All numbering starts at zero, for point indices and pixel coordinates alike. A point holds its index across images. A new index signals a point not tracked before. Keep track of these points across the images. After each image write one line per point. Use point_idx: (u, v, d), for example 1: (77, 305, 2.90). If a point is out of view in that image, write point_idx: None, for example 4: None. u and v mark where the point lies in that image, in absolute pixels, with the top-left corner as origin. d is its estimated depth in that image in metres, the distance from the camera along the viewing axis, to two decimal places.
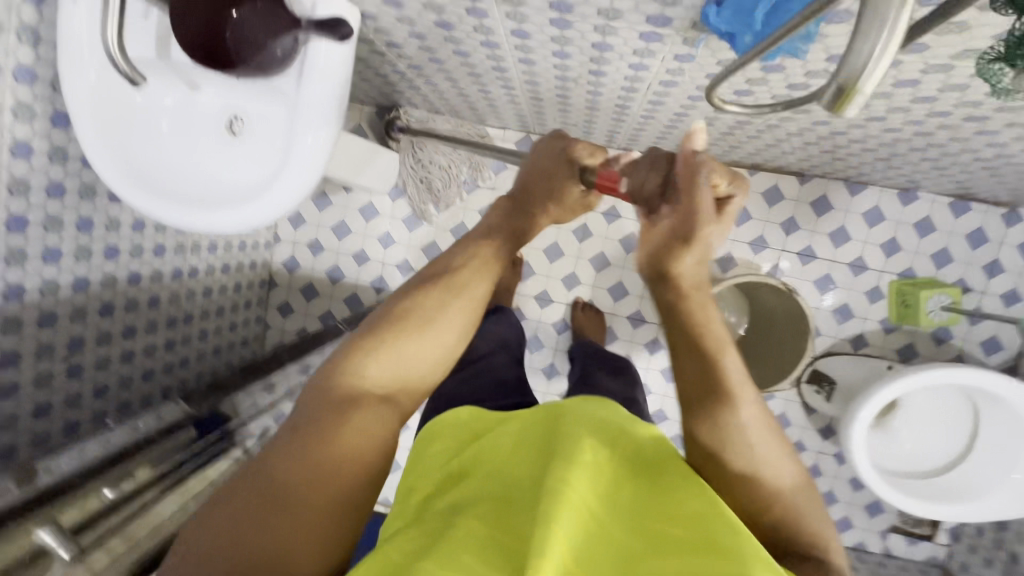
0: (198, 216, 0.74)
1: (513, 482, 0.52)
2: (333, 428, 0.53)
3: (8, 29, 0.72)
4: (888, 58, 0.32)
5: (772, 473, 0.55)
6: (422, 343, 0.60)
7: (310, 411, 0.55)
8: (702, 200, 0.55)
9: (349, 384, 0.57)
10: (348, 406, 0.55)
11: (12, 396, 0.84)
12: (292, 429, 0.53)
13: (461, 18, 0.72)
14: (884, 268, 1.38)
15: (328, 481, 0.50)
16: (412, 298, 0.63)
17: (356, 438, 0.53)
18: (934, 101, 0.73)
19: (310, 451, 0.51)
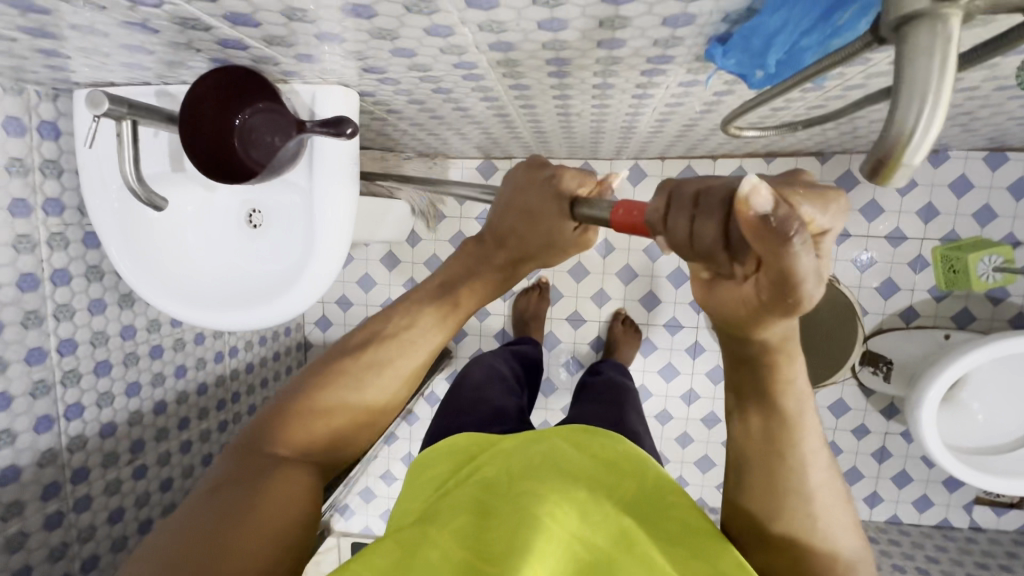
0: (228, 317, 0.75)
1: (492, 494, 0.53)
2: (262, 481, 0.52)
3: (32, 167, 0.75)
4: (938, 126, 0.27)
5: (827, 536, 0.47)
6: (351, 407, 0.60)
7: (234, 466, 0.53)
8: (804, 257, 0.32)
9: (274, 445, 0.56)
10: (274, 464, 0.54)
11: (87, 508, 0.87)
12: (218, 484, 0.52)
13: (457, 83, 0.71)
14: (925, 235, 1.32)
15: (267, 522, 0.49)
16: (336, 357, 0.61)
17: (286, 490, 0.52)
18: (962, 79, 0.69)
19: (242, 496, 0.50)
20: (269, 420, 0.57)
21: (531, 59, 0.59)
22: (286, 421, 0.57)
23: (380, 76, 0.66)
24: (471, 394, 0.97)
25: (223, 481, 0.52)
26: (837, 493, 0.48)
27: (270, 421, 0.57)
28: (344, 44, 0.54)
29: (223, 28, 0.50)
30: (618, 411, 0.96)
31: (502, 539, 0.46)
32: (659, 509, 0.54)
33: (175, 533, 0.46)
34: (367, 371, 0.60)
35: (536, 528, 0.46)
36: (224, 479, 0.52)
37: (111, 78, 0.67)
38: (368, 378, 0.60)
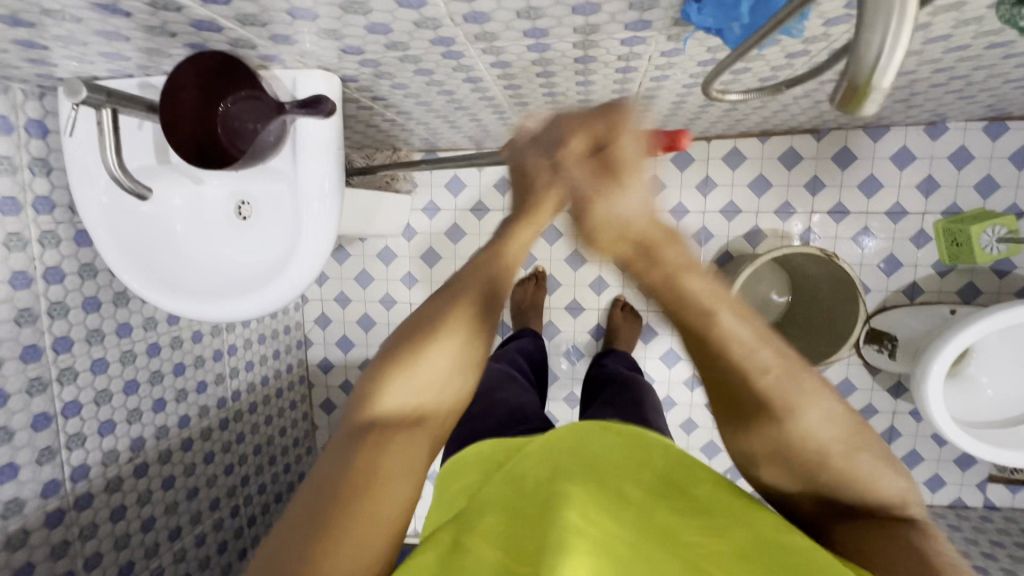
0: (217, 306, 0.74)
1: (529, 492, 0.52)
2: (376, 457, 0.49)
3: (21, 165, 0.76)
4: (904, 43, 0.27)
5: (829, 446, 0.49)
6: (455, 359, 0.55)
7: (344, 439, 0.50)
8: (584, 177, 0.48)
9: (382, 407, 0.52)
10: (387, 432, 0.51)
11: (89, 506, 0.87)
12: (325, 464, 0.49)
13: (438, 64, 0.71)
14: (925, 210, 1.30)
15: (381, 512, 0.47)
16: (435, 306, 0.57)
17: (401, 462, 0.50)
18: (950, 38, 0.67)
19: (355, 478, 0.47)
20: (374, 382, 0.53)
21: (508, 31, 0.59)
22: (388, 378, 0.53)
23: (359, 58, 0.66)
24: (488, 396, 0.96)
25: (332, 461, 0.49)
26: (831, 406, 0.49)
27: (371, 383, 0.53)
28: (318, 21, 0.54)
29: (195, 7, 0.50)
30: (630, 405, 0.94)
31: (532, 541, 0.45)
32: (683, 493, 0.54)
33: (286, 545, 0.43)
34: (468, 317, 0.56)
35: (566, 527, 0.44)
36: (326, 461, 0.49)
37: (94, 71, 0.67)
38: (464, 318, 0.55)
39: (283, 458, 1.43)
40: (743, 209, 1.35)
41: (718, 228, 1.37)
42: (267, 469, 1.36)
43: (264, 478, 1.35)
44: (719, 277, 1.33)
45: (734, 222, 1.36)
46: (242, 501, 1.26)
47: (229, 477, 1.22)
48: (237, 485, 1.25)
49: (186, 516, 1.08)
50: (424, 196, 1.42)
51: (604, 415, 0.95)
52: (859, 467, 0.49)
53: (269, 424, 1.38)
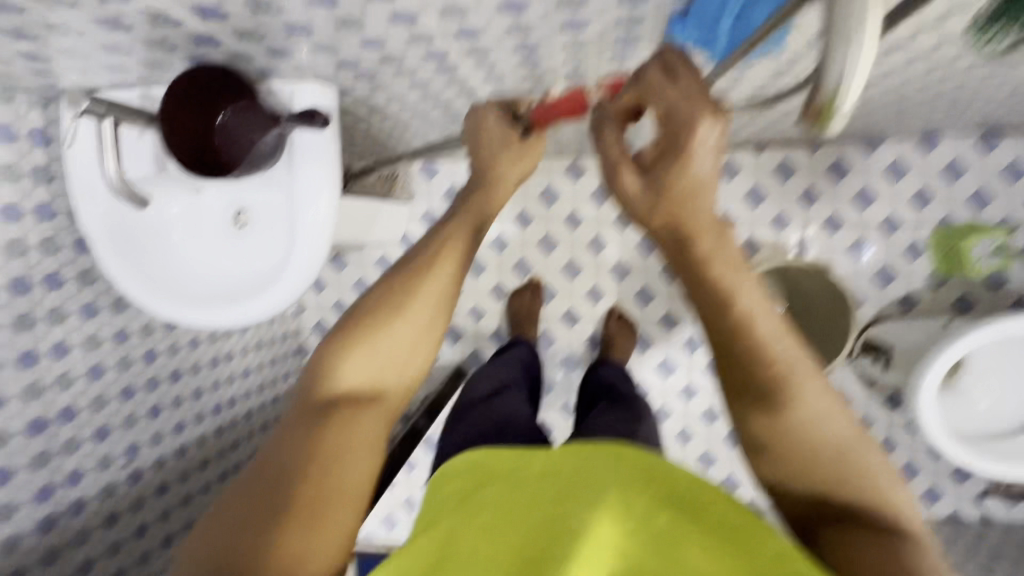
0: (208, 311, 0.75)
1: (539, 506, 0.47)
2: (329, 431, 0.51)
3: (23, 173, 0.77)
4: (863, 71, 0.28)
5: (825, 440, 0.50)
6: (407, 337, 0.58)
7: (301, 412, 0.53)
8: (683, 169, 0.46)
9: (339, 380, 0.55)
10: (340, 406, 0.54)
11: (82, 511, 0.88)
12: (283, 436, 0.52)
13: (433, 77, 0.72)
14: (919, 222, 1.31)
15: (333, 485, 0.49)
16: (387, 285, 0.60)
17: (359, 436, 0.52)
18: (934, 56, 0.68)
19: (307, 452, 0.50)
20: (328, 358, 0.56)
21: (500, 46, 0.60)
22: (343, 354, 0.56)
23: (355, 71, 0.68)
24: (481, 406, 0.96)
25: (287, 435, 0.51)
26: (828, 401, 0.50)
27: (331, 358, 0.56)
28: (314, 36, 0.56)
29: (194, 23, 0.51)
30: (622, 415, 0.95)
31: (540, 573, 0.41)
32: (701, 499, 0.49)
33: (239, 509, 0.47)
34: (421, 296, 0.59)
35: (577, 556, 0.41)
36: (285, 432, 0.52)
37: (97, 82, 0.69)
38: (417, 298, 0.59)
39: None
40: (738, 220, 1.36)
41: None
42: None
43: None
44: None
45: None
46: None
47: (223, 484, 1.22)
48: None
49: (178, 522, 1.08)
50: (422, 206, 1.43)
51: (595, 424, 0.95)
52: (852, 469, 0.49)
53: (264, 431, 1.38)
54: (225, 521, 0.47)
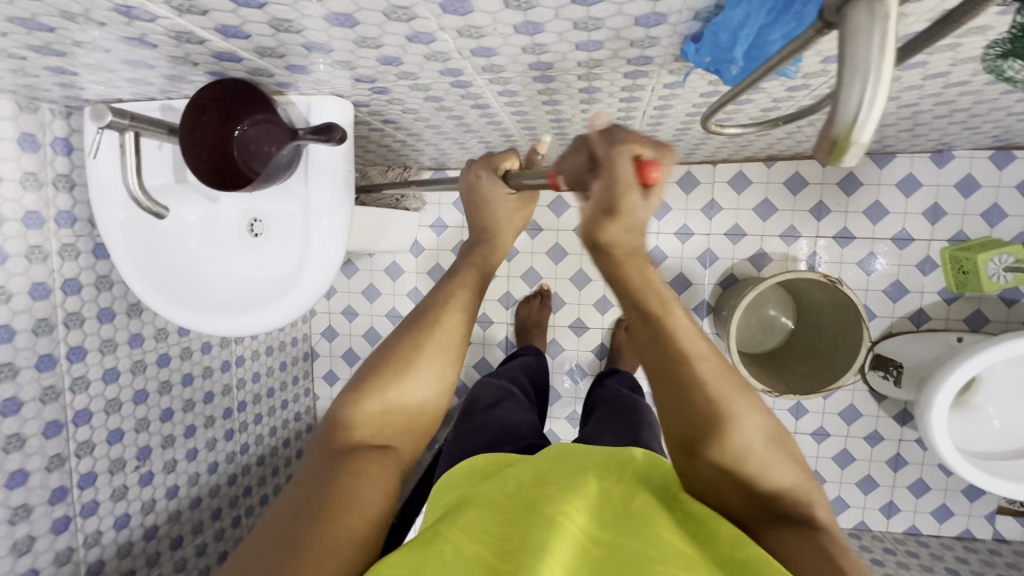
0: (215, 320, 0.75)
1: (523, 511, 0.51)
2: (347, 474, 0.52)
3: (45, 181, 0.79)
4: (881, 103, 0.28)
5: (758, 454, 0.50)
6: (418, 390, 0.59)
7: (316, 464, 0.54)
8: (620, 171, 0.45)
9: (352, 432, 0.56)
10: (355, 451, 0.54)
11: (94, 513, 0.89)
12: (299, 487, 0.52)
13: (447, 91, 0.73)
14: (932, 236, 1.30)
15: (349, 525, 0.48)
16: (393, 344, 0.60)
17: (371, 485, 0.52)
18: (948, 74, 0.68)
19: (328, 495, 0.50)
20: (342, 411, 0.57)
21: (514, 64, 0.61)
22: (358, 406, 0.57)
23: (371, 85, 0.69)
24: (488, 413, 0.97)
25: (304, 483, 0.51)
26: (759, 410, 0.51)
27: (343, 409, 0.57)
28: (332, 53, 0.57)
29: (216, 41, 0.53)
30: (627, 425, 0.96)
31: (513, 539, 0.47)
32: (673, 502, 0.54)
33: (254, 549, 0.45)
34: (431, 348, 0.60)
35: (553, 527, 0.47)
36: (301, 482, 0.52)
37: (119, 94, 0.70)
38: (426, 350, 0.59)
39: (286, 468, 1.45)
40: (748, 232, 1.36)
41: (723, 251, 1.38)
42: (269, 480, 1.37)
43: (267, 488, 1.36)
44: (722, 300, 1.34)
45: (739, 245, 1.37)
46: (244, 512, 1.27)
47: (232, 487, 1.23)
48: (240, 496, 1.26)
49: (188, 525, 1.09)
50: (433, 213, 1.44)
51: (600, 432, 0.96)
52: (780, 469, 0.50)
53: (272, 435, 1.39)
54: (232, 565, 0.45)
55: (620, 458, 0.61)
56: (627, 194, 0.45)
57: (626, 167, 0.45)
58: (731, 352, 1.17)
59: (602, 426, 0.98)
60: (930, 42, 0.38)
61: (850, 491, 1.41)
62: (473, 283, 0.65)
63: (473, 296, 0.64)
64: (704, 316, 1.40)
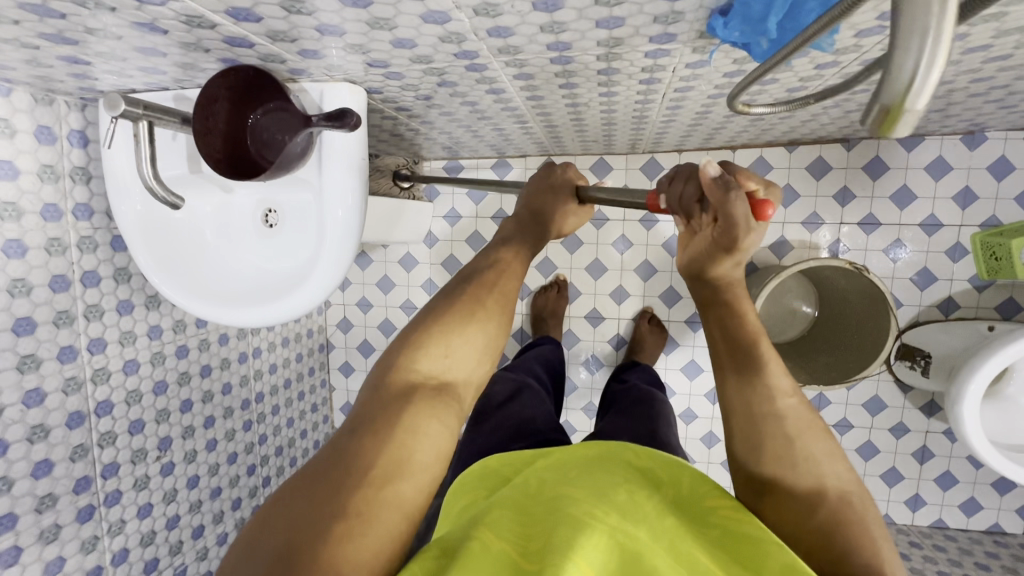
0: (219, 310, 0.75)
1: (548, 513, 0.51)
2: (398, 424, 0.51)
3: (62, 174, 0.79)
4: (940, 63, 0.26)
5: (823, 481, 0.52)
6: (477, 345, 0.59)
7: (370, 401, 0.53)
8: (740, 209, 0.48)
9: (416, 369, 0.55)
10: (411, 398, 0.53)
11: (117, 503, 0.90)
12: (349, 434, 0.50)
13: (461, 75, 0.71)
14: (963, 221, 1.25)
15: (395, 487, 0.47)
16: (455, 298, 0.61)
17: (423, 438, 0.51)
18: (989, 48, 0.65)
19: (375, 449, 0.49)
20: (399, 358, 0.56)
21: (532, 44, 0.59)
22: (417, 356, 0.56)
23: (384, 71, 0.67)
24: (506, 406, 0.95)
25: (349, 432, 0.51)
26: (832, 452, 0.53)
27: (403, 354, 0.56)
28: (345, 36, 0.55)
29: (227, 25, 0.52)
30: (647, 420, 0.94)
31: (541, 537, 0.47)
32: (700, 521, 0.53)
33: (291, 501, 0.46)
34: (493, 305, 0.61)
35: (581, 528, 0.47)
36: (354, 425, 0.51)
37: (132, 84, 0.70)
38: (489, 304, 0.60)
39: (304, 459, 1.46)
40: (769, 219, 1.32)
41: None
42: (287, 471, 1.39)
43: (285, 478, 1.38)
44: None
45: None
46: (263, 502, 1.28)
47: (251, 478, 1.24)
48: (259, 486, 1.27)
49: (208, 514, 1.11)
50: (446, 203, 1.43)
51: (620, 425, 0.95)
52: (856, 518, 0.50)
53: (290, 426, 1.40)
54: (276, 513, 0.45)
55: (668, 470, 0.60)
56: (746, 231, 0.49)
57: (741, 204, 0.48)
58: None
59: (622, 419, 0.97)
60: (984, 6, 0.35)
61: (874, 484, 1.38)
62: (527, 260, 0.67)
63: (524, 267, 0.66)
64: None
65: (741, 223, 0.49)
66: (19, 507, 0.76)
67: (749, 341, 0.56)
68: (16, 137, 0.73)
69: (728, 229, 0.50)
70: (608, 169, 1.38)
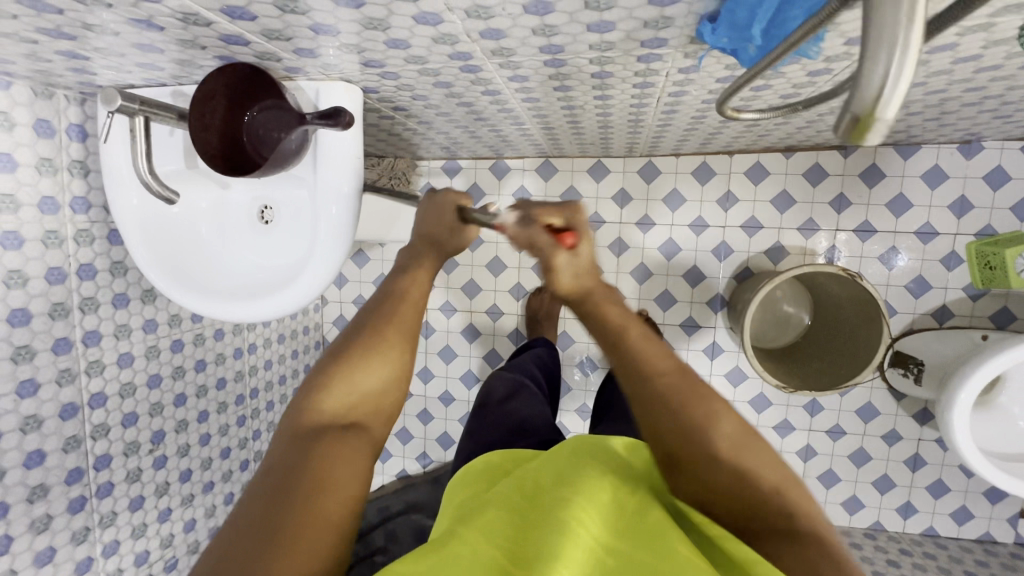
0: (205, 302, 0.76)
1: (536, 519, 0.51)
2: (313, 457, 0.52)
3: (60, 167, 0.80)
4: (908, 74, 0.27)
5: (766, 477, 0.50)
6: (383, 372, 0.60)
7: (284, 451, 0.53)
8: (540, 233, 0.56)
9: (325, 407, 0.56)
10: (322, 432, 0.54)
11: (109, 495, 0.91)
12: (272, 473, 0.51)
13: (456, 77, 0.72)
14: (958, 230, 1.25)
15: (321, 511, 0.48)
16: (359, 327, 0.61)
17: (337, 467, 0.52)
18: (980, 58, 0.65)
19: (299, 482, 0.50)
20: (309, 395, 0.56)
21: (524, 47, 0.59)
22: (325, 389, 0.57)
23: (380, 71, 0.68)
24: (499, 407, 0.96)
25: (275, 468, 0.51)
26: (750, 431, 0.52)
27: (310, 392, 0.57)
28: (340, 36, 0.56)
29: (223, 23, 0.52)
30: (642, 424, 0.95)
31: (529, 549, 0.47)
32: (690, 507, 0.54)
33: (232, 541, 0.46)
34: (394, 332, 0.61)
35: (561, 535, 0.47)
36: (275, 465, 0.52)
37: (130, 80, 0.71)
38: (390, 333, 0.61)
39: None
40: (766, 225, 1.32)
41: (738, 244, 1.34)
42: None
43: None
44: (736, 294, 1.31)
45: (755, 238, 1.34)
46: None
47: (244, 473, 1.25)
48: None
49: (200, 508, 1.11)
50: None
51: (616, 428, 0.95)
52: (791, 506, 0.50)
53: None
54: (219, 552, 0.46)
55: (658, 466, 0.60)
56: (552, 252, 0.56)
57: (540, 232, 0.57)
58: (745, 347, 1.15)
59: (617, 423, 0.98)
60: (961, 18, 0.36)
61: (866, 491, 1.38)
62: (429, 280, 0.68)
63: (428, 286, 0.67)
64: (718, 310, 1.37)
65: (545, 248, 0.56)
66: (11, 497, 0.76)
67: (624, 346, 0.54)
68: (15, 130, 0.73)
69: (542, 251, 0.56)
70: (605, 172, 1.38)
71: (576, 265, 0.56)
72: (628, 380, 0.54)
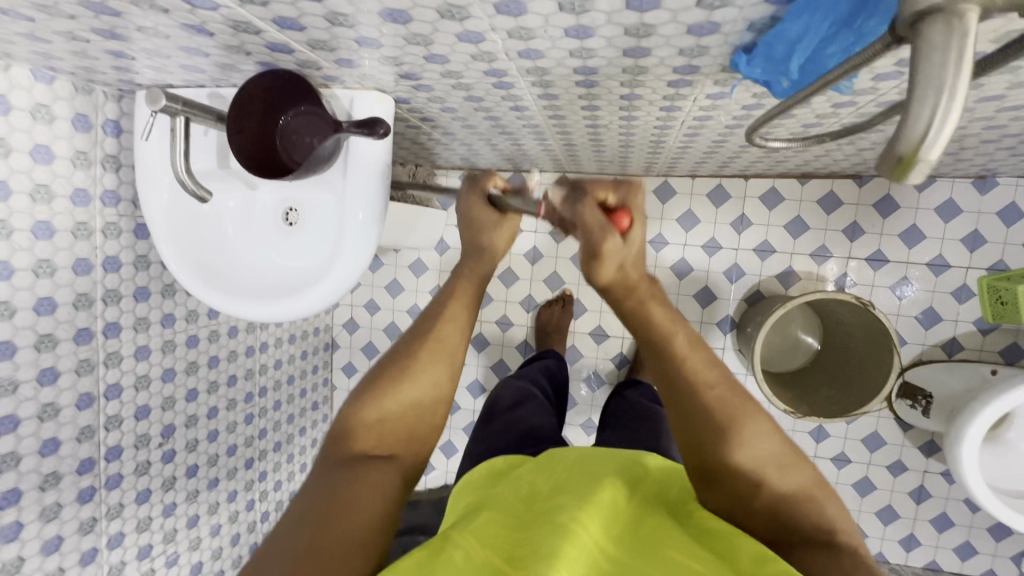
0: (221, 299, 0.77)
1: (535, 521, 0.51)
2: (346, 480, 0.53)
3: (94, 160, 0.82)
4: (952, 120, 0.29)
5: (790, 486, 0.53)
6: (423, 391, 0.61)
7: (323, 475, 0.54)
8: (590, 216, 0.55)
9: (361, 429, 0.58)
10: (358, 457, 0.56)
11: (117, 487, 0.91)
12: (309, 495, 0.53)
13: (488, 92, 0.73)
14: (970, 264, 1.26)
15: (347, 528, 0.49)
16: (401, 347, 0.63)
17: (368, 488, 0.53)
18: (1003, 98, 0.66)
19: (327, 501, 0.51)
20: (350, 417, 0.58)
21: (559, 67, 0.61)
22: (360, 411, 0.58)
23: (414, 83, 0.70)
24: (507, 415, 0.96)
25: (312, 490, 0.53)
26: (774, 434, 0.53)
27: (348, 414, 0.58)
28: (382, 49, 0.57)
29: (272, 32, 0.54)
30: (649, 437, 0.95)
31: (527, 546, 0.47)
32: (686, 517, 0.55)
33: (265, 554, 0.47)
34: (432, 353, 0.62)
35: (563, 533, 0.47)
36: (313, 487, 0.53)
37: (170, 80, 0.73)
38: (425, 354, 0.62)
39: (300, 457, 1.46)
40: (778, 249, 1.33)
41: (750, 266, 1.35)
42: (284, 467, 1.39)
43: (281, 474, 1.39)
44: (747, 316, 1.32)
45: (768, 261, 1.35)
46: (258, 496, 1.29)
47: (248, 471, 1.25)
48: (255, 480, 1.28)
49: (204, 505, 1.11)
50: None
51: (623, 442, 0.95)
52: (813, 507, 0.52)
53: (291, 422, 1.41)
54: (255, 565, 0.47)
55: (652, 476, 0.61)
56: (602, 236, 0.54)
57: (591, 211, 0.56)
58: (754, 370, 1.16)
59: (625, 437, 0.98)
60: (998, 64, 0.37)
61: (869, 520, 1.37)
62: (473, 293, 0.69)
63: (470, 297, 0.68)
64: (727, 331, 1.38)
65: (597, 227, 0.55)
66: (24, 484, 0.77)
67: (662, 341, 0.55)
68: (55, 123, 0.75)
69: (591, 236, 0.55)
70: None
71: (622, 253, 0.55)
72: (662, 383, 0.55)
